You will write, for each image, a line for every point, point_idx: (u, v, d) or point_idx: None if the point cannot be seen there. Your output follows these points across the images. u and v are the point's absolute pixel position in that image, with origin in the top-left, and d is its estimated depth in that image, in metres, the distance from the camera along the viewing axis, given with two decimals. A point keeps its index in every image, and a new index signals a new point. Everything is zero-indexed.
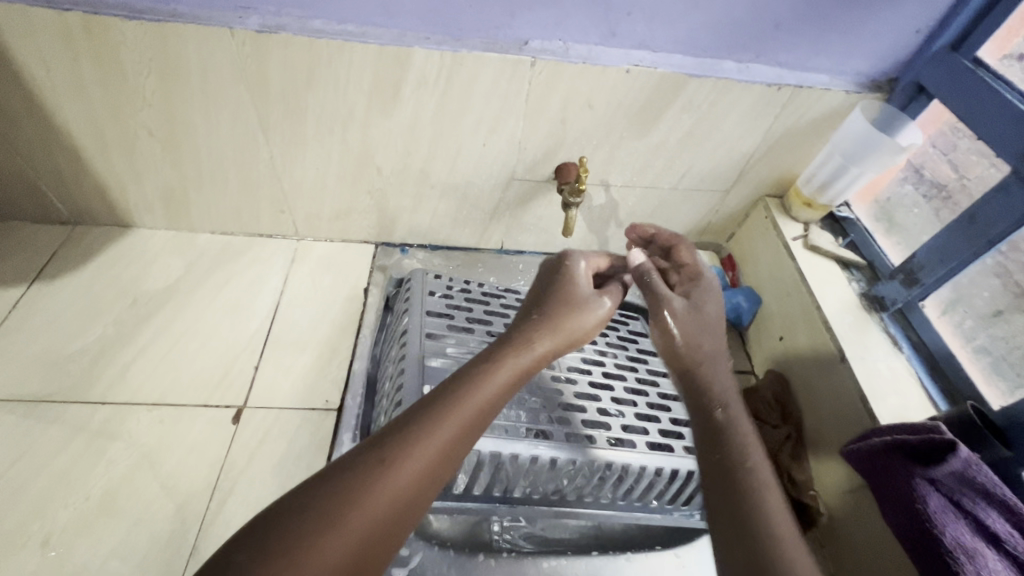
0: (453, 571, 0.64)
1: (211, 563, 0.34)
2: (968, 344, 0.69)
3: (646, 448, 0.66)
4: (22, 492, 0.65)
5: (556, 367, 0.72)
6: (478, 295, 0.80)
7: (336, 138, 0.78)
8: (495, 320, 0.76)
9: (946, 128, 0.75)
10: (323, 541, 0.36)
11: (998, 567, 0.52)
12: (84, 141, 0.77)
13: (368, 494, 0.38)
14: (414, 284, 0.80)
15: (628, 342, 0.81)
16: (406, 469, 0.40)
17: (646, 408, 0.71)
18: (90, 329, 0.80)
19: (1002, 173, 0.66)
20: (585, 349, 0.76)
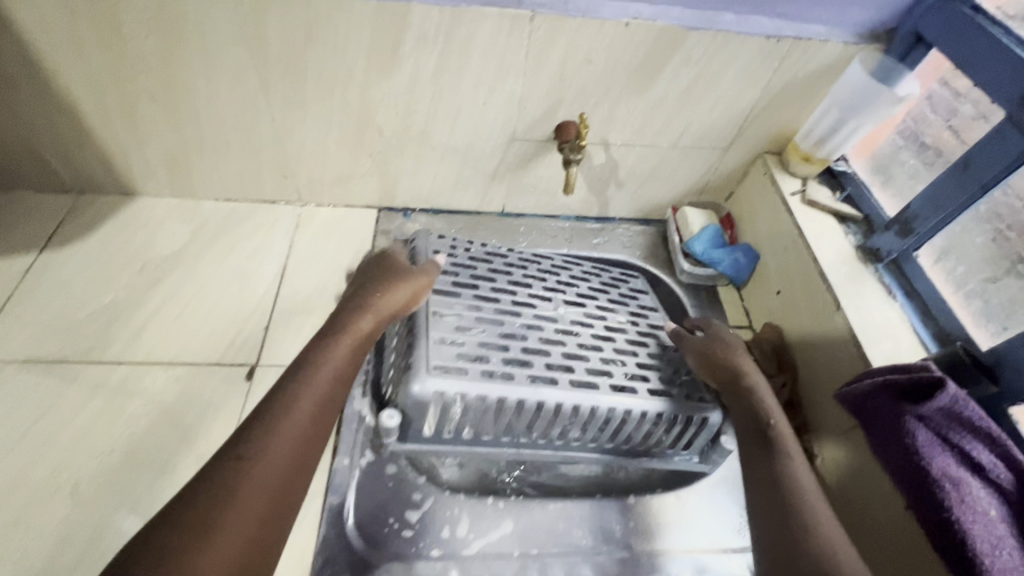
0: (466, 513, 0.67)
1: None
2: (959, 290, 0.71)
3: (647, 394, 0.68)
4: (48, 447, 0.68)
5: (559, 319, 0.73)
6: (480, 254, 0.81)
7: (337, 98, 0.78)
8: (499, 277, 0.77)
9: (938, 88, 0.78)
10: (207, 541, 0.43)
11: (980, 494, 0.55)
12: (85, 106, 0.77)
13: (237, 493, 0.47)
14: (419, 244, 0.80)
15: (629, 298, 0.83)
16: (262, 460, 0.49)
17: (646, 358, 0.73)
18: (102, 294, 0.82)
19: (992, 122, 0.69)
20: (586, 306, 0.77)
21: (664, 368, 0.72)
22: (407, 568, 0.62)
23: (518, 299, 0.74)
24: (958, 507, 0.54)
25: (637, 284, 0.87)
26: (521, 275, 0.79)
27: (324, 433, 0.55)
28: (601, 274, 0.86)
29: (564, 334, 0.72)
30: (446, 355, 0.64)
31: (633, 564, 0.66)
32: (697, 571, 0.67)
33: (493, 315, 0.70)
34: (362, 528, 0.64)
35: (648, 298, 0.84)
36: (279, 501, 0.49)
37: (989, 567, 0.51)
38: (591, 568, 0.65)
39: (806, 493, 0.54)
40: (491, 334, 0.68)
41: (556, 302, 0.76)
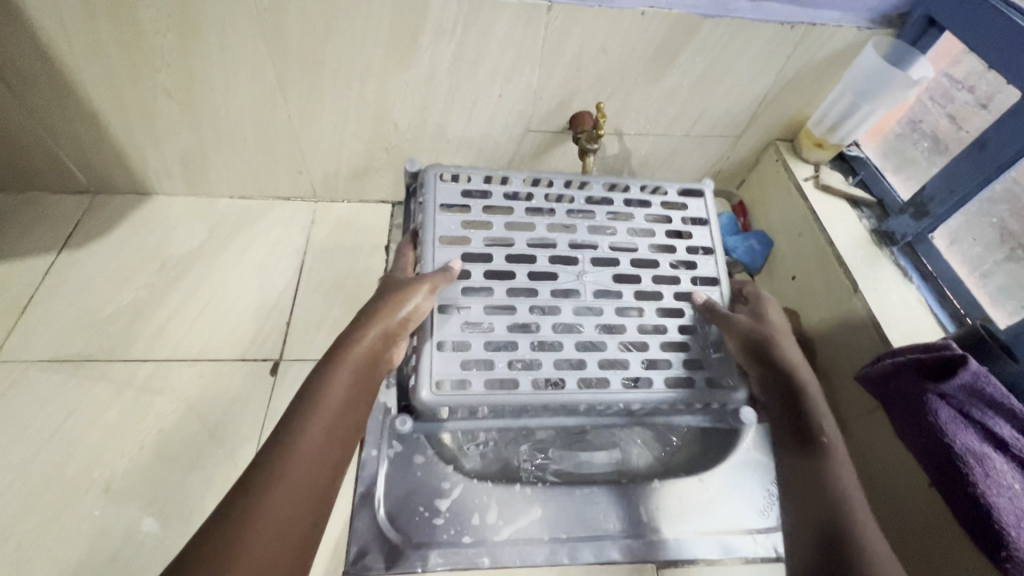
0: (494, 500, 0.67)
1: None
2: (975, 271, 0.72)
3: (664, 385, 0.65)
4: (79, 444, 0.68)
5: (582, 294, 0.69)
6: (500, 203, 0.74)
7: (354, 91, 0.79)
8: (517, 240, 0.72)
9: (943, 78, 0.78)
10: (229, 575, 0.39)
11: (1005, 469, 0.56)
12: (102, 103, 0.77)
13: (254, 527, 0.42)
14: (427, 193, 0.72)
15: (675, 242, 0.75)
16: (275, 493, 0.44)
17: (674, 334, 0.68)
18: (123, 292, 0.82)
19: (990, 118, 0.70)
20: (620, 265, 0.72)
21: (694, 346, 0.68)
22: (440, 555, 0.64)
23: (536, 270, 0.70)
24: (981, 481, 0.55)
25: (691, 211, 0.78)
26: (545, 232, 0.73)
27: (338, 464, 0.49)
28: (646, 212, 0.77)
29: (585, 313, 0.68)
30: (451, 365, 0.62)
31: (661, 547, 0.67)
32: (723, 553, 0.68)
33: (502, 298, 0.67)
34: (393, 518, 0.65)
35: (699, 235, 0.77)
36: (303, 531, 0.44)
37: (1015, 540, 0.52)
38: (619, 552, 0.66)
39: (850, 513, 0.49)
40: (498, 329, 0.65)
41: (581, 267, 0.71)
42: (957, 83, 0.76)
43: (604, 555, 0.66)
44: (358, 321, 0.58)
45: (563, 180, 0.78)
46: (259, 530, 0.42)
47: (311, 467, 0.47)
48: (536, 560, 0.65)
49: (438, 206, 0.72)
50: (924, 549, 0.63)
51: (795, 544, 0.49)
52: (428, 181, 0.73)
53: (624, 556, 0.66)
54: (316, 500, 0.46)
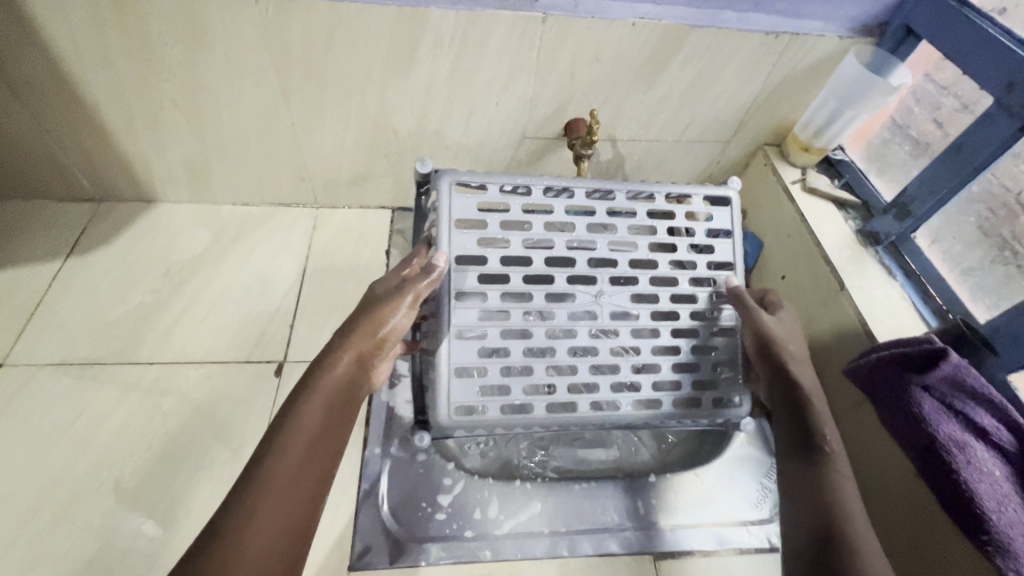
0: (495, 496, 0.69)
1: None
2: (956, 268, 0.74)
3: (672, 406, 0.70)
4: (87, 445, 0.70)
5: (598, 314, 0.71)
6: (518, 215, 0.70)
7: (356, 100, 0.81)
8: (537, 259, 0.70)
9: (931, 84, 0.80)
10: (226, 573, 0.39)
11: (985, 456, 0.58)
12: (109, 113, 0.80)
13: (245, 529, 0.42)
14: (440, 206, 0.68)
15: (697, 258, 0.74)
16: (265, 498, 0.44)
17: (685, 355, 0.71)
18: (129, 297, 0.84)
19: (972, 119, 0.73)
20: (639, 286, 0.72)
21: (704, 366, 0.72)
22: (442, 548, 0.65)
23: (553, 290, 0.70)
24: (965, 468, 0.58)
25: (717, 223, 0.76)
26: (565, 248, 0.72)
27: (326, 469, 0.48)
28: (670, 224, 0.74)
29: (601, 336, 0.71)
30: (469, 391, 0.66)
31: (658, 539, 0.69)
32: (719, 544, 0.69)
33: (518, 322, 0.69)
34: (396, 512, 0.67)
35: (722, 248, 0.75)
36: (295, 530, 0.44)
37: (997, 523, 0.55)
38: (617, 544, 0.68)
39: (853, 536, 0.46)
40: (514, 353, 0.68)
41: (600, 286, 0.72)
42: (948, 91, 0.78)
43: (603, 547, 0.68)
44: (332, 347, 0.54)
45: (581, 186, 0.74)
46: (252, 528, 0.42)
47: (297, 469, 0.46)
48: (536, 552, 0.66)
49: (453, 220, 0.68)
50: (912, 539, 0.65)
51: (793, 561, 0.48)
52: (444, 193, 0.68)
53: (623, 549, 0.68)
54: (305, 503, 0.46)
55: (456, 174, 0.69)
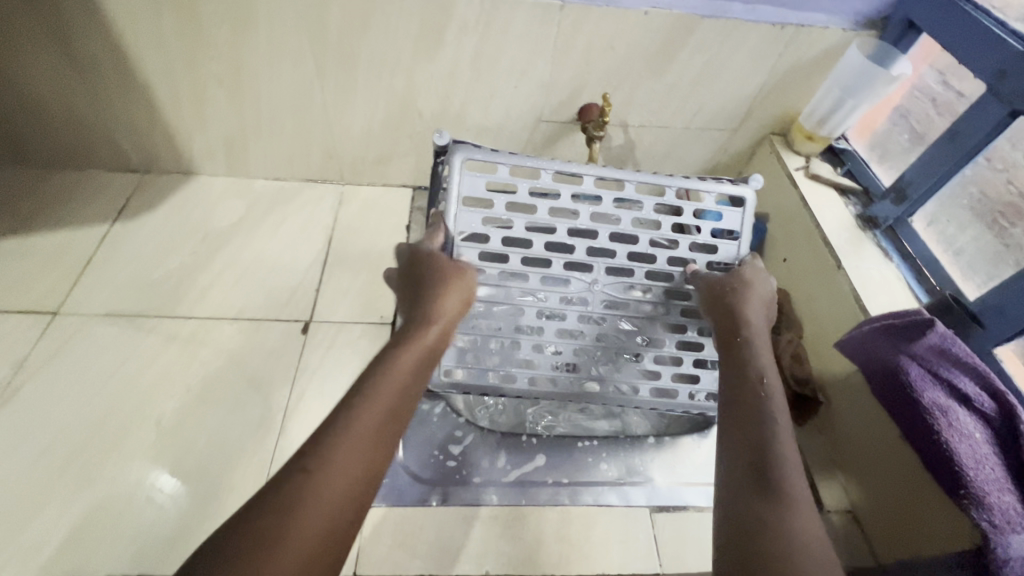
0: (502, 448, 0.75)
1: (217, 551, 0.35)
2: (949, 248, 0.78)
3: (649, 394, 0.75)
4: (131, 386, 0.76)
5: (589, 302, 0.76)
6: (524, 199, 0.73)
7: (384, 80, 0.87)
8: (536, 243, 0.75)
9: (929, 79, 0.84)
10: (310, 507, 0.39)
11: (966, 420, 0.62)
12: (159, 88, 0.87)
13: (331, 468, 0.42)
14: (450, 184, 0.72)
15: (697, 257, 0.77)
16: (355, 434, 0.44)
17: (670, 348, 0.76)
18: (171, 258, 0.91)
19: (970, 102, 0.76)
20: (634, 277, 0.76)
21: (687, 362, 0.76)
22: (452, 491, 0.70)
23: (550, 274, 0.75)
24: (947, 429, 0.61)
25: (726, 223, 0.78)
26: (566, 234, 0.76)
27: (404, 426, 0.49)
28: (677, 219, 0.76)
29: (590, 320, 0.76)
30: (460, 356, 0.74)
31: (655, 493, 0.73)
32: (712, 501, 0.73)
33: (505, 297, 0.75)
34: (411, 458, 0.73)
35: (726, 248, 0.77)
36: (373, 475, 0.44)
37: (974, 479, 0.58)
38: (616, 497, 0.72)
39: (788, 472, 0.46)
40: (505, 328, 0.75)
41: (595, 275, 0.76)
42: (947, 83, 0.80)
43: (603, 499, 0.71)
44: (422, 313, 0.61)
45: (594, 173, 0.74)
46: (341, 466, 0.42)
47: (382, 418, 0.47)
48: (539, 499, 0.71)
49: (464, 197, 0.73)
50: (894, 500, 0.68)
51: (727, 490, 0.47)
52: (459, 173, 0.72)
53: (621, 501, 0.72)
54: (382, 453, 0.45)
55: (472, 151, 0.71)
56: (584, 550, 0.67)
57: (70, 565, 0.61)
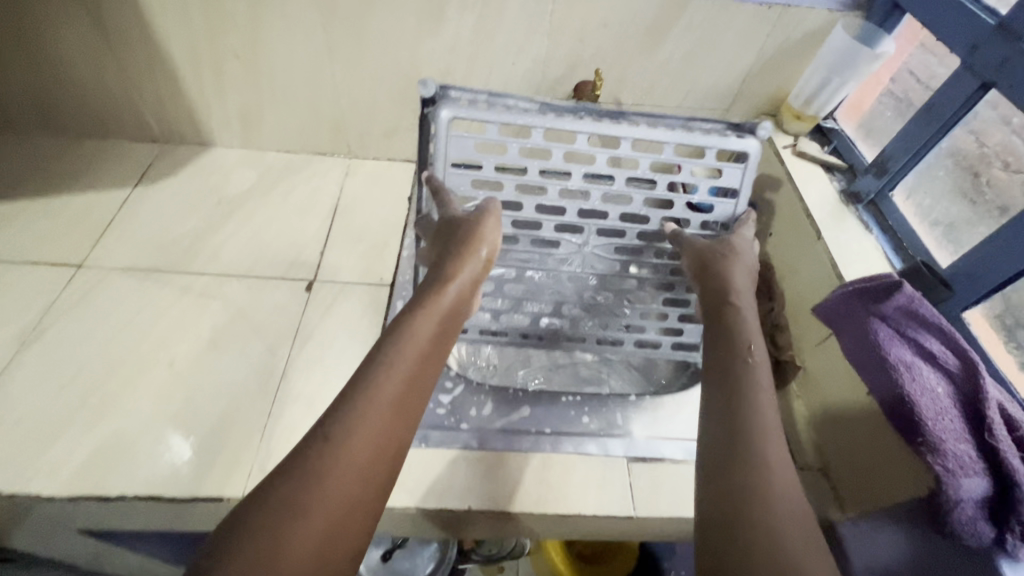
0: (490, 397, 0.80)
1: (257, 503, 0.45)
2: (925, 220, 0.80)
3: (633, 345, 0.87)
4: (146, 332, 0.82)
5: (578, 261, 0.84)
6: (513, 159, 0.76)
7: (389, 55, 0.92)
8: (527, 205, 0.80)
9: (913, 56, 0.86)
10: (338, 462, 0.47)
11: (931, 377, 0.64)
12: (181, 60, 0.93)
13: (356, 431, 0.49)
14: (439, 146, 0.75)
15: (691, 217, 0.81)
16: (380, 403, 0.52)
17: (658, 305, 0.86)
18: (187, 220, 0.97)
19: (950, 71, 0.78)
20: (625, 238, 0.84)
21: (673, 317, 0.86)
22: (440, 433, 0.74)
23: (541, 237, 0.82)
24: (910, 383, 0.64)
25: (725, 181, 0.79)
26: (556, 196, 0.79)
27: (425, 391, 0.56)
28: (671, 179, 0.78)
29: (581, 276, 0.86)
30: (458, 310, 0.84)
31: (633, 445, 0.76)
32: (688, 454, 0.76)
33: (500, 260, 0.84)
34: None
35: (722, 207, 0.81)
36: (394, 433, 0.51)
37: (933, 429, 0.60)
38: (595, 447, 0.75)
39: (765, 438, 0.52)
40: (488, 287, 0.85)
41: (585, 238, 0.81)
42: (929, 57, 0.83)
43: (582, 448, 0.75)
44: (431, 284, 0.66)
45: (586, 132, 0.73)
46: (364, 428, 0.49)
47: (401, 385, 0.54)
48: (522, 446, 0.74)
49: (453, 152, 0.75)
50: (862, 456, 0.71)
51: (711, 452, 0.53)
52: (446, 134, 0.73)
53: (600, 451, 0.75)
54: (403, 413, 0.53)
55: (457, 112, 0.71)
56: (562, 492, 0.71)
57: (85, 484, 0.67)
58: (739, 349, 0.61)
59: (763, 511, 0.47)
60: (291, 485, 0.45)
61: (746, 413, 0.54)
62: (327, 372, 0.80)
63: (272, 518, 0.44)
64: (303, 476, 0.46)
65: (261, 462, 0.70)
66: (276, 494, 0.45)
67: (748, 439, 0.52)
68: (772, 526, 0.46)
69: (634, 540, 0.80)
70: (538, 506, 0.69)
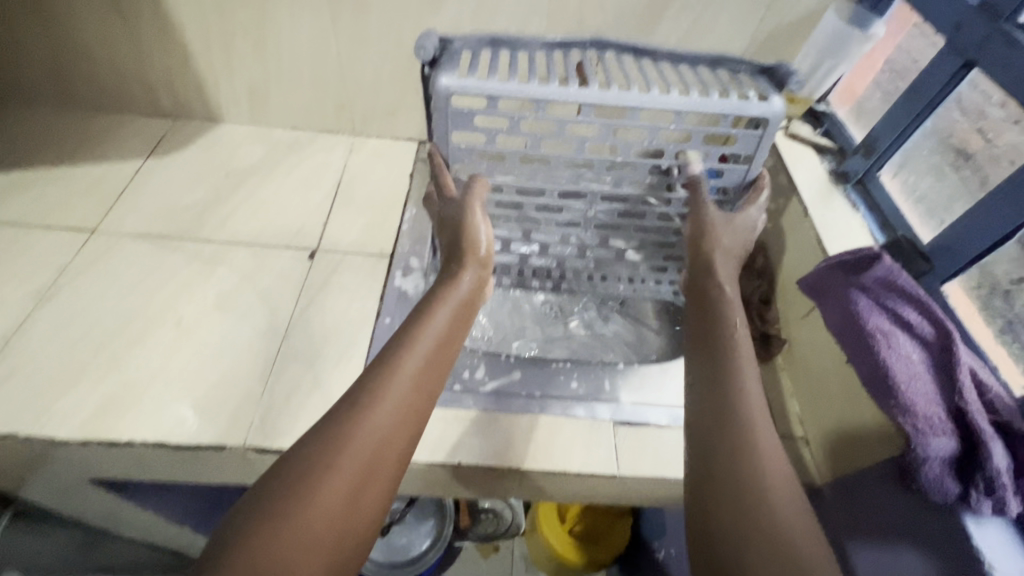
0: (482, 361, 0.83)
1: (300, 449, 0.50)
2: (910, 199, 0.83)
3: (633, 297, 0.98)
4: (155, 295, 0.85)
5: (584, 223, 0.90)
6: (510, 131, 0.74)
7: (393, 34, 0.95)
8: (533, 176, 0.82)
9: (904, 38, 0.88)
10: (372, 416, 0.52)
11: (907, 343, 0.66)
12: (192, 36, 0.96)
13: (389, 390, 0.54)
14: (441, 119, 0.74)
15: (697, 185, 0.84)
16: (407, 368, 0.57)
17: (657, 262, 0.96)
18: (196, 190, 1.00)
19: (937, 47, 0.80)
20: (625, 203, 0.87)
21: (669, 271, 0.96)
22: None
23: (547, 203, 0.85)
24: (886, 349, 0.66)
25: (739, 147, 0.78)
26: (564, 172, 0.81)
27: (448, 364, 0.62)
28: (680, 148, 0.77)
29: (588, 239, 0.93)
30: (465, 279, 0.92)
31: (619, 410, 0.79)
32: (673, 420, 0.79)
33: None
34: None
35: (733, 171, 0.82)
36: (420, 398, 0.56)
37: (906, 390, 0.62)
38: (583, 411, 0.78)
39: (749, 406, 0.55)
40: None
41: (591, 201, 0.85)
42: (918, 37, 0.85)
43: (571, 411, 0.78)
44: (440, 286, 0.70)
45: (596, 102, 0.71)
46: (394, 389, 0.55)
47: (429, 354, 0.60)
48: (512, 408, 0.77)
49: (454, 126, 0.74)
50: (842, 425, 0.74)
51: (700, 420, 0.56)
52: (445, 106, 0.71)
53: (588, 415, 0.78)
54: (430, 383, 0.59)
55: (455, 83, 0.69)
56: (549, 450, 0.74)
57: (98, 431, 0.70)
58: (723, 328, 0.64)
59: (755, 470, 0.50)
60: (330, 435, 0.50)
61: (729, 384, 0.57)
62: (327, 336, 0.83)
63: (314, 461, 0.49)
64: (340, 427, 0.51)
65: (263, 415, 0.74)
66: (315, 446, 0.50)
67: (734, 409, 0.55)
68: (765, 484, 0.49)
69: (620, 502, 0.83)
70: (526, 462, 0.72)
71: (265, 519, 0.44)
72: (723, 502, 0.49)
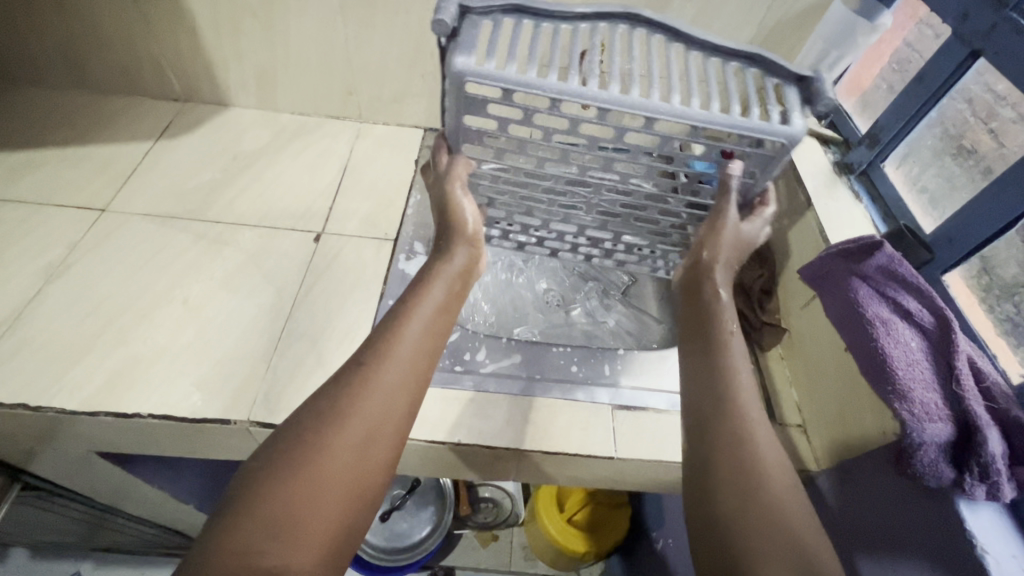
0: (483, 343, 0.84)
1: (308, 410, 0.51)
2: (913, 188, 0.83)
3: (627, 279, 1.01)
4: (162, 273, 0.86)
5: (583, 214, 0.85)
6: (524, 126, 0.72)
7: (400, 19, 0.95)
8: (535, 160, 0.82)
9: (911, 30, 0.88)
10: (373, 375, 0.53)
11: (906, 331, 0.66)
12: (201, 20, 0.96)
13: (389, 354, 0.56)
14: (456, 101, 0.70)
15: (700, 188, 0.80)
16: (405, 335, 0.58)
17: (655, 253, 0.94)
18: (204, 172, 1.02)
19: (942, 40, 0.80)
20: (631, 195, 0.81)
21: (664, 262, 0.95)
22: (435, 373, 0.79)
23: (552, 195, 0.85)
24: (886, 338, 0.66)
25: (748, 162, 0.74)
26: None
27: (444, 330, 0.63)
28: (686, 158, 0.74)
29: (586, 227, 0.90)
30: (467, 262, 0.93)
31: (618, 394, 0.80)
32: (672, 405, 0.79)
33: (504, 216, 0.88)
34: None
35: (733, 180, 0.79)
36: (420, 363, 0.57)
37: (904, 378, 0.63)
38: (582, 393, 0.79)
39: (737, 394, 0.57)
40: None
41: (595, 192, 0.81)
42: (924, 29, 0.85)
43: (570, 395, 0.79)
44: (434, 261, 0.72)
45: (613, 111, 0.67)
46: (395, 352, 0.56)
47: (426, 322, 0.61)
48: (512, 390, 0.78)
49: (466, 111, 0.71)
50: (839, 412, 0.74)
51: (697, 409, 0.57)
52: (456, 91, 0.67)
53: (587, 398, 0.79)
54: (428, 350, 0.59)
55: (469, 69, 0.64)
56: (548, 431, 0.75)
57: (105, 403, 0.72)
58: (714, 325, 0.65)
59: (748, 456, 0.51)
60: (336, 398, 0.52)
61: (719, 375, 0.59)
62: (330, 316, 0.84)
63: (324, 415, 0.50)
64: (344, 388, 0.52)
65: (266, 391, 0.75)
66: (324, 407, 0.51)
67: (725, 398, 0.56)
68: (759, 469, 0.50)
69: (618, 485, 0.84)
70: (524, 443, 0.73)
71: (278, 484, 0.45)
72: (724, 485, 0.49)
